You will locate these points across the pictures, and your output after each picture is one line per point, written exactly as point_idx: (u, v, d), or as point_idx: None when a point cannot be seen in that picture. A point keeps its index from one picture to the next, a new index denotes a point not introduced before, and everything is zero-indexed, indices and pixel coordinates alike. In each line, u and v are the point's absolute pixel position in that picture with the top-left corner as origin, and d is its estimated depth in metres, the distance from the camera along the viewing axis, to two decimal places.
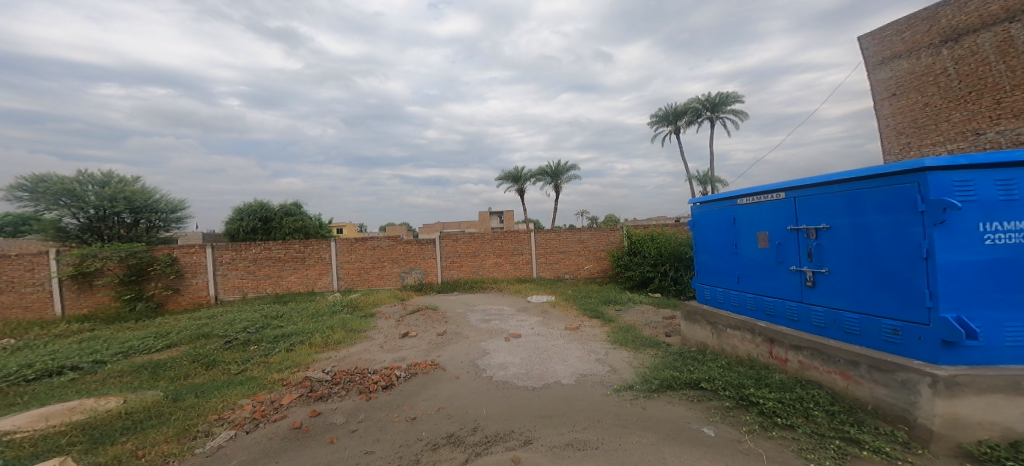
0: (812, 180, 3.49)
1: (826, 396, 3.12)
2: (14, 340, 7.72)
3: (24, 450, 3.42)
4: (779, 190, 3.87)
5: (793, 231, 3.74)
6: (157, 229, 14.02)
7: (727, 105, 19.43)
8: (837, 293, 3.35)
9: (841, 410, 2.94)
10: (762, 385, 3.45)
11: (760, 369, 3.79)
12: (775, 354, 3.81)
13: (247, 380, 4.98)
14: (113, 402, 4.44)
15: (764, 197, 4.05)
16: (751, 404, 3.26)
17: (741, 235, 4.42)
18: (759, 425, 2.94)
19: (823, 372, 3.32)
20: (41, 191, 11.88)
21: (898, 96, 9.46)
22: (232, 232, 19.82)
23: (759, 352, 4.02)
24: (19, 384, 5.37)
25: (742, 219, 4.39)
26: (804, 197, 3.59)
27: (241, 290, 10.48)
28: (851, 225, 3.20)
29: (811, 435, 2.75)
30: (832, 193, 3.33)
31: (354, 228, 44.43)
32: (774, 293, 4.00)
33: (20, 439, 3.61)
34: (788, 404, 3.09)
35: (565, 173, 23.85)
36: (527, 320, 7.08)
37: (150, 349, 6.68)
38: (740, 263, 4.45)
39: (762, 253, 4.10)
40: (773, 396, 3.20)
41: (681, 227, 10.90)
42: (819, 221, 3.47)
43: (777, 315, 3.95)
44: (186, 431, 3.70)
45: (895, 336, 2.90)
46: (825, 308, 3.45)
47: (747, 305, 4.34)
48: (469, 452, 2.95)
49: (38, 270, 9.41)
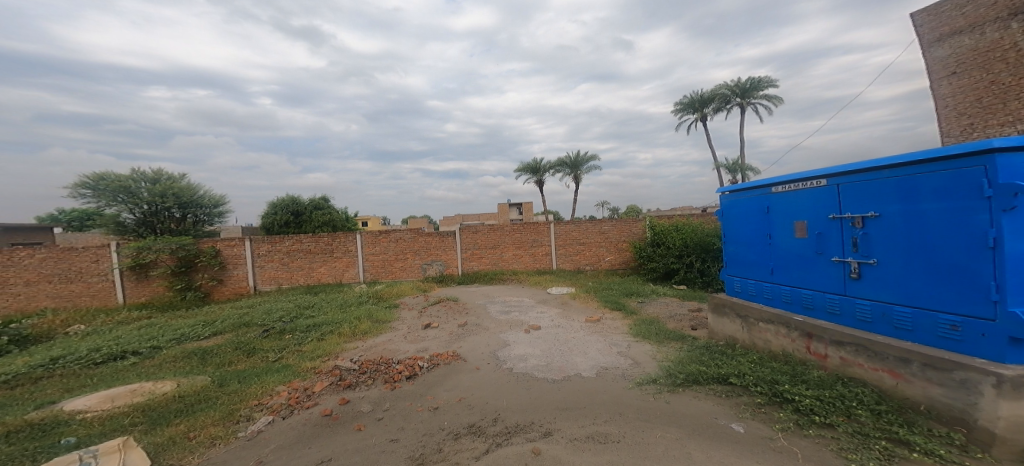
0: (857, 166, 3.25)
1: (871, 394, 2.93)
2: (83, 327, 8.41)
3: (95, 428, 3.75)
4: (819, 176, 3.62)
5: (835, 220, 3.50)
6: (202, 223, 14.99)
7: (759, 90, 18.43)
8: (885, 285, 3.13)
9: (889, 410, 2.76)
10: (798, 382, 3.29)
11: (795, 366, 3.61)
12: (813, 350, 3.61)
13: (283, 368, 5.22)
14: (168, 386, 4.77)
15: (803, 185, 3.81)
16: (785, 401, 3.11)
17: (776, 225, 4.19)
18: (794, 423, 2.81)
19: (868, 370, 3.12)
20: (101, 188, 12.76)
21: (959, 74, 8.66)
22: (266, 226, 20.85)
23: (795, 347, 3.82)
24: (89, 367, 5.86)
25: (777, 208, 4.16)
26: (848, 183, 3.35)
27: (276, 281, 10.96)
28: (904, 213, 2.95)
29: (853, 435, 2.59)
30: (881, 178, 3.09)
31: (377, 220, 45.67)
32: (812, 285, 3.78)
33: (92, 417, 3.96)
34: (826, 402, 2.93)
35: (585, 164, 23.42)
36: (546, 312, 7.05)
37: (198, 336, 7.13)
38: (775, 254, 4.23)
39: (800, 243, 3.88)
40: (810, 393, 3.04)
41: (707, 217, 10.51)
42: (866, 208, 3.22)
43: (815, 308, 3.75)
44: (230, 414, 3.93)
45: (953, 332, 2.69)
46: (872, 302, 3.23)
47: (782, 298, 4.14)
48: (490, 443, 2.98)
49: (101, 262, 10.18)
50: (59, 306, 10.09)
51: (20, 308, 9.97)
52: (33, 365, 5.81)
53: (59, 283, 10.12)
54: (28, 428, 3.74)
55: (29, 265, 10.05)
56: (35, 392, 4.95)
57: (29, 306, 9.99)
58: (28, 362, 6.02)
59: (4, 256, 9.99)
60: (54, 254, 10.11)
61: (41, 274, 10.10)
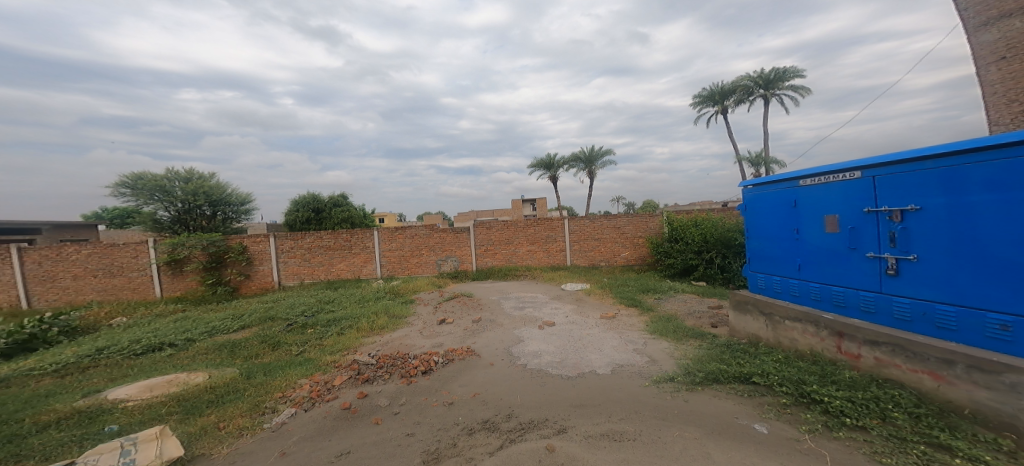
0: (896, 156, 3.07)
1: (909, 397, 2.78)
2: (125, 319, 8.88)
3: (135, 416, 3.95)
4: (853, 168, 3.44)
5: (870, 214, 3.33)
6: (230, 220, 15.54)
7: (784, 81, 17.72)
8: (926, 282, 2.96)
9: (928, 413, 2.61)
10: (827, 382, 3.16)
11: (825, 365, 3.46)
12: (845, 349, 3.45)
13: (305, 361, 5.36)
14: (201, 377, 4.97)
15: (834, 177, 3.63)
16: (813, 402, 2.99)
17: (804, 219, 4.01)
18: (823, 425, 2.69)
19: (905, 371, 2.96)
20: (139, 188, 13.40)
21: (1009, 59, 8.07)
22: (288, 223, 21.48)
23: (824, 347, 3.66)
24: (130, 357, 6.17)
25: (805, 202, 3.99)
26: (885, 175, 3.18)
27: (298, 276, 11.25)
28: (948, 206, 2.78)
29: (889, 438, 2.47)
30: (922, 169, 2.91)
31: (394, 217, 46.35)
32: (844, 282, 3.61)
33: (133, 406, 4.17)
34: (859, 403, 2.80)
35: (600, 159, 23.11)
36: (561, 308, 7.01)
37: (228, 329, 7.40)
38: (803, 250, 4.05)
39: (830, 238, 3.70)
40: (841, 394, 2.91)
41: (729, 211, 10.20)
42: (905, 201, 3.05)
43: (847, 306, 3.58)
44: (256, 406, 4.07)
45: (1002, 332, 2.54)
46: (910, 300, 3.07)
47: (811, 295, 3.98)
48: (504, 439, 2.98)
49: (140, 257, 10.67)
50: (104, 299, 10.66)
51: (69, 300, 10.59)
52: (81, 355, 6.16)
53: (103, 278, 10.66)
54: (77, 415, 3.96)
55: (75, 260, 10.63)
56: (83, 381, 5.26)
57: (77, 298, 10.60)
58: (76, 352, 6.38)
59: (54, 252, 10.60)
60: (98, 249, 10.67)
61: (86, 269, 10.66)
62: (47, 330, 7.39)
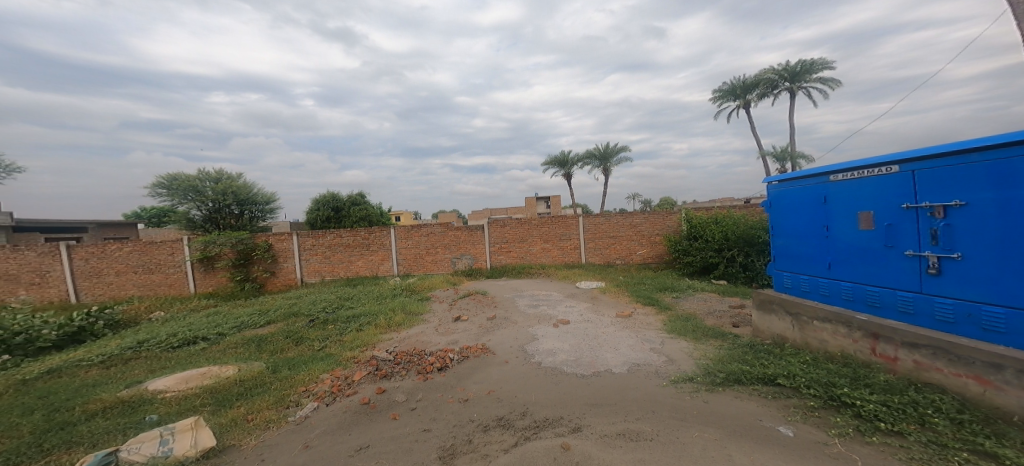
0: (938, 149, 2.91)
1: (950, 402, 2.64)
2: (162, 313, 9.32)
3: (172, 407, 4.13)
4: (889, 162, 3.27)
5: (909, 210, 3.16)
6: (257, 219, 16.03)
7: (812, 73, 17.00)
8: (972, 282, 2.81)
9: (973, 420, 2.48)
10: (859, 385, 3.02)
11: (857, 368, 3.32)
12: (880, 351, 3.30)
13: (327, 357, 5.49)
14: (231, 370, 5.15)
15: (868, 171, 3.46)
16: (844, 405, 2.88)
17: (834, 216, 3.85)
18: (855, 429, 2.59)
19: (948, 375, 2.81)
20: (174, 188, 14.01)
21: None
22: (309, 221, 22.04)
23: (856, 348, 3.51)
24: (168, 350, 6.46)
25: (836, 197, 3.82)
26: (926, 169, 3.01)
27: (319, 274, 11.52)
28: (997, 201, 2.62)
29: (928, 444, 2.35)
30: (968, 163, 2.75)
31: (409, 215, 46.93)
32: (880, 281, 3.45)
33: (170, 397, 4.37)
34: (894, 408, 2.68)
35: (615, 156, 22.77)
36: (575, 306, 6.95)
37: (255, 324, 7.65)
38: (833, 248, 3.89)
39: (864, 236, 3.54)
40: (874, 398, 2.79)
41: (751, 209, 9.89)
42: (947, 196, 2.89)
43: (883, 307, 3.43)
44: (281, 399, 4.20)
45: None
46: (954, 301, 2.92)
47: (842, 295, 3.81)
48: (519, 436, 2.98)
49: (176, 254, 11.14)
50: (144, 295, 11.18)
51: (112, 295, 11.16)
52: (124, 347, 6.49)
53: (142, 274, 11.18)
54: (120, 405, 4.18)
55: (118, 257, 11.18)
56: (125, 372, 5.54)
57: (120, 293, 11.16)
58: (119, 344, 6.73)
59: (98, 249, 11.18)
60: (138, 247, 11.18)
61: (127, 266, 11.19)
62: (94, 323, 7.82)
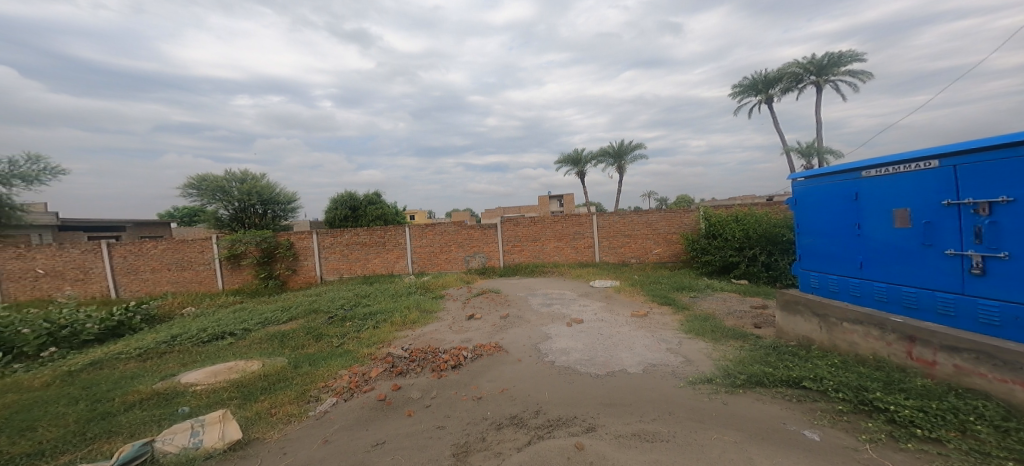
0: (982, 142, 2.76)
1: (995, 409, 2.51)
2: (194, 308, 9.69)
3: (202, 400, 4.29)
4: (928, 156, 3.12)
5: (950, 207, 3.01)
6: (280, 218, 16.47)
7: (840, 66, 16.36)
8: (1020, 282, 2.66)
9: (1020, 428, 2.34)
10: (893, 390, 2.90)
11: (891, 372, 3.18)
12: (916, 355, 3.16)
13: (345, 353, 5.60)
14: (256, 365, 5.31)
15: (905, 167, 3.31)
16: (876, 410, 2.76)
17: (867, 213, 3.70)
18: (888, 435, 2.48)
19: (992, 381, 2.67)
20: (203, 188, 14.53)
21: None
22: (328, 220, 22.51)
23: (890, 352, 3.37)
24: (199, 344, 6.71)
25: (868, 194, 3.67)
26: (969, 163, 2.86)
27: (337, 272, 11.76)
28: None
29: (969, 453, 2.24)
30: (1017, 156, 2.60)
31: (424, 214, 47.43)
32: (917, 282, 3.30)
33: (201, 390, 4.53)
34: (932, 414, 2.56)
35: (630, 153, 22.46)
36: (589, 305, 6.89)
37: (278, 320, 7.87)
38: (865, 246, 3.74)
39: (900, 234, 3.39)
40: (910, 403, 2.67)
41: (773, 207, 9.60)
42: (993, 192, 2.73)
43: (920, 308, 3.28)
44: (302, 394, 4.30)
45: None
46: (999, 303, 2.77)
47: (874, 296, 3.67)
48: (532, 435, 2.97)
49: (206, 252, 11.54)
50: (177, 291, 11.63)
51: (149, 291, 11.64)
52: (159, 341, 6.77)
53: (175, 271, 11.62)
54: (156, 397, 4.36)
55: (153, 255, 11.63)
56: (160, 365, 5.78)
57: (156, 289, 11.62)
58: (155, 338, 7.03)
59: (136, 247, 11.67)
60: (171, 245, 11.59)
61: (162, 263, 11.63)
62: (132, 317, 8.18)
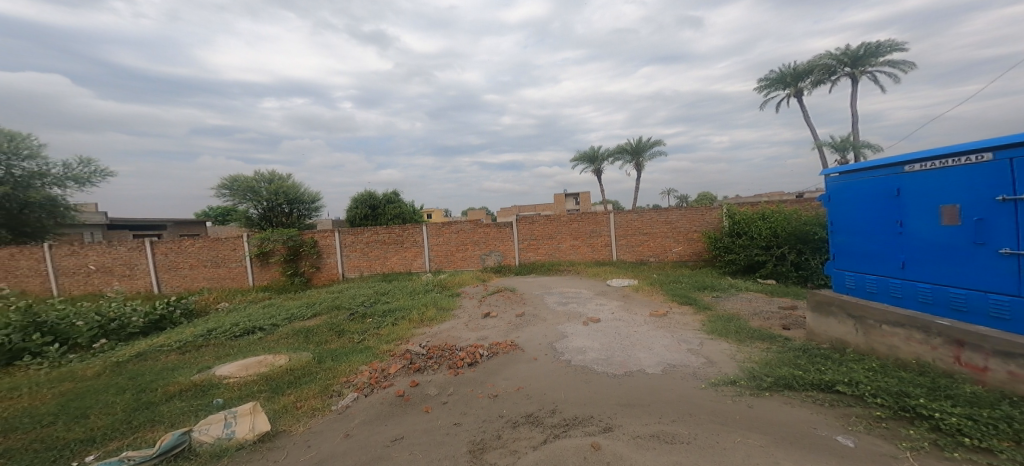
0: None
1: None
2: (228, 304, 10.10)
3: (236, 392, 4.45)
4: (981, 149, 2.94)
5: (1005, 203, 2.83)
6: (304, 217, 16.97)
7: (875, 56, 15.60)
8: None
9: None
10: (938, 397, 2.75)
11: (935, 377, 3.02)
12: (965, 360, 2.98)
13: (365, 349, 5.72)
14: (284, 359, 5.48)
15: (954, 160, 3.13)
16: (917, 417, 2.63)
17: (909, 210, 3.52)
18: (932, 443, 2.36)
19: None
20: (235, 188, 15.04)
21: None
22: (349, 219, 23.00)
23: (934, 356, 3.20)
24: (232, 338, 6.98)
25: (911, 189, 3.48)
26: None
27: (359, 269, 12.00)
28: None
29: None
30: None
31: (440, 213, 47.88)
32: (966, 283, 3.12)
33: (235, 382, 4.71)
34: (982, 422, 2.41)
35: (648, 150, 22.07)
36: (606, 304, 6.81)
37: (304, 316, 8.10)
38: (907, 245, 3.56)
39: (947, 232, 3.21)
40: (957, 411, 2.53)
41: (803, 204, 9.25)
42: None
43: (970, 311, 3.10)
44: (326, 389, 4.41)
45: None
46: None
47: (917, 297, 3.49)
48: (548, 433, 2.96)
49: (238, 250, 11.97)
50: (212, 287, 12.12)
51: (187, 287, 12.18)
52: (196, 334, 7.08)
53: (211, 268, 12.10)
54: (195, 388, 4.56)
55: (191, 252, 12.10)
56: (199, 357, 6.04)
57: (193, 285, 12.15)
58: (192, 332, 7.35)
59: (175, 245, 12.17)
60: (207, 243, 12.03)
61: (198, 260, 12.11)
62: (173, 311, 8.57)
